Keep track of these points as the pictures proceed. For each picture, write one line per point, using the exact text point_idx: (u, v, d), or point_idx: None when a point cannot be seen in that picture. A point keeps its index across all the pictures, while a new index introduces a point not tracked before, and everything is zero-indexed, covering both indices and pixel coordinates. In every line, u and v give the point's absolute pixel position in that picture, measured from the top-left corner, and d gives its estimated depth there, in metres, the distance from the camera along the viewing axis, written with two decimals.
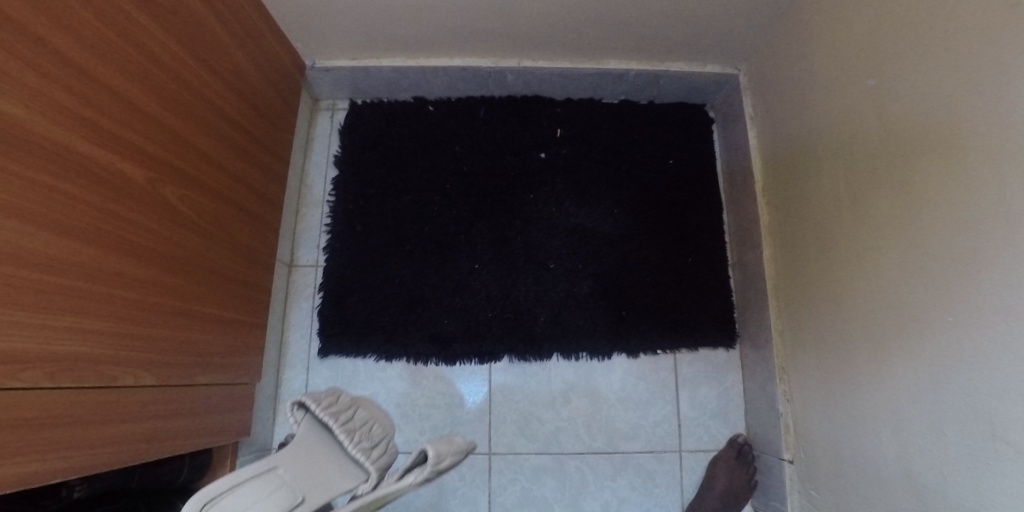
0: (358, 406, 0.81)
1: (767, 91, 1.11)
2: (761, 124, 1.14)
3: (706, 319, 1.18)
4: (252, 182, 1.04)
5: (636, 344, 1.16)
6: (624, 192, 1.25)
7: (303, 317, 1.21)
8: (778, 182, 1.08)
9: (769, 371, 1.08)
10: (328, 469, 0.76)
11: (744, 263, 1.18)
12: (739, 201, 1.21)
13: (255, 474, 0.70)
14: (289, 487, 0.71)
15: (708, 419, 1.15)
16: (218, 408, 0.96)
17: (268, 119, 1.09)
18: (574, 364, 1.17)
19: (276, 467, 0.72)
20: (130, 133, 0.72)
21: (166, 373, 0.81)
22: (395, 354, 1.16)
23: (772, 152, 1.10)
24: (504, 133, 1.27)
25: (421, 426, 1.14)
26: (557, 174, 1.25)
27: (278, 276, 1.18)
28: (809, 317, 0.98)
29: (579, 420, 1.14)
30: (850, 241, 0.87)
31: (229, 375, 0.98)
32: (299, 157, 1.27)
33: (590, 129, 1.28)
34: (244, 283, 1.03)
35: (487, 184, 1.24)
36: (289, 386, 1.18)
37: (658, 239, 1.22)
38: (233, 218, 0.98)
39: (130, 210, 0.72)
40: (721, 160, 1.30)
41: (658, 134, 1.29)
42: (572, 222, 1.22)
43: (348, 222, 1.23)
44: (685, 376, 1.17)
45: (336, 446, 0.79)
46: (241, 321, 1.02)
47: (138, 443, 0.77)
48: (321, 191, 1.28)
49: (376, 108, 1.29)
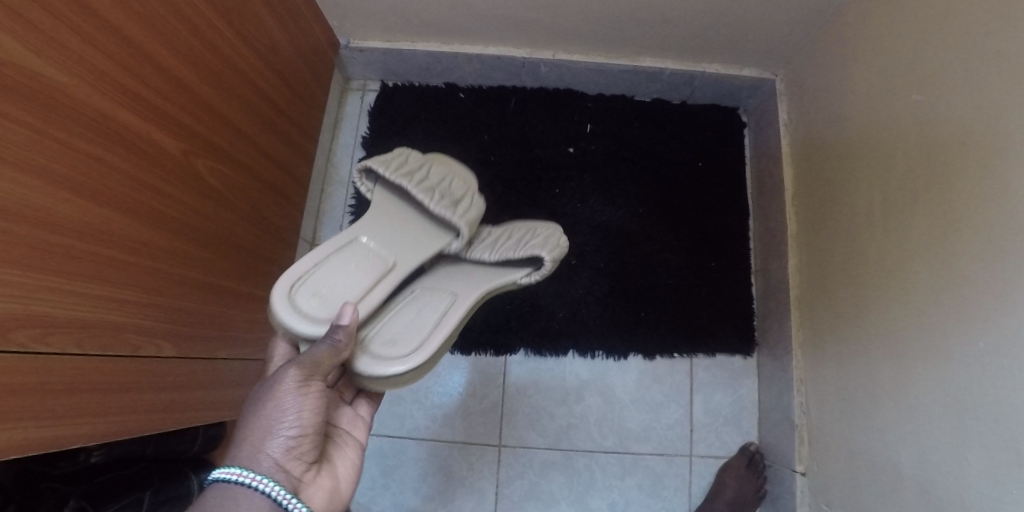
0: (432, 165, 0.89)
1: (804, 98, 1.09)
2: (795, 132, 1.12)
3: (726, 325, 1.17)
4: (281, 159, 1.04)
5: (653, 346, 1.16)
6: (651, 193, 1.23)
7: None
8: (808, 191, 1.06)
9: (787, 381, 1.07)
10: (415, 226, 0.83)
11: (768, 271, 1.17)
12: (767, 208, 1.19)
13: (343, 246, 0.75)
14: (378, 251, 0.77)
15: (720, 426, 1.15)
16: (236, 382, 0.97)
17: (299, 97, 1.09)
18: (589, 362, 1.17)
19: (359, 238, 0.77)
20: (166, 102, 0.72)
21: (188, 345, 0.82)
22: None
23: (805, 160, 1.08)
24: (533, 125, 1.25)
25: (433, 413, 1.14)
26: (584, 170, 1.24)
27: (299, 254, 1.18)
28: (831, 330, 0.96)
29: (591, 418, 1.14)
30: (878, 256, 0.85)
31: (247, 351, 0.99)
32: (327, 136, 1.27)
33: (620, 126, 1.26)
34: (269, 260, 1.03)
35: (513, 175, 1.23)
36: None
37: (682, 242, 1.21)
38: (260, 194, 0.97)
39: (163, 180, 0.72)
40: (751, 166, 1.28)
41: (689, 136, 1.27)
42: (597, 219, 1.21)
43: (372, 205, 1.22)
44: (701, 381, 1.16)
45: (413, 205, 0.86)
46: (263, 297, 1.02)
47: (157, 413, 0.77)
48: (347, 172, 1.27)
49: (406, 92, 1.28)
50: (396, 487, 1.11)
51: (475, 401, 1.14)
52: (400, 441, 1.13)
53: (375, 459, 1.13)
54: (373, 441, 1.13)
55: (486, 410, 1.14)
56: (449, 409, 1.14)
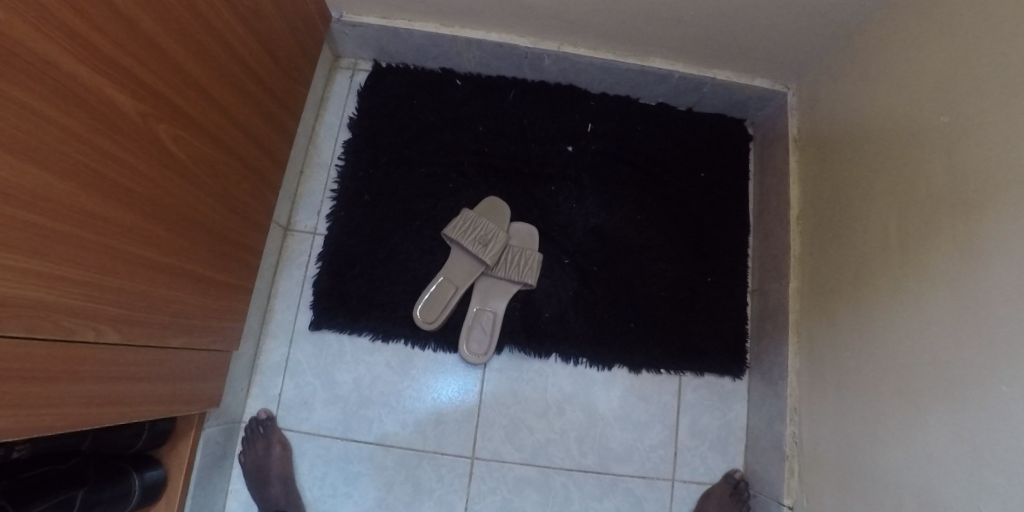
0: (476, 217, 1.09)
1: (818, 115, 1.04)
2: (805, 150, 1.07)
3: (718, 345, 1.12)
4: (256, 133, 0.95)
5: (640, 359, 1.09)
6: (649, 199, 1.17)
7: (292, 286, 1.12)
8: (816, 213, 1.01)
9: (780, 408, 1.02)
10: (456, 259, 1.08)
11: (765, 291, 1.12)
12: (769, 226, 1.14)
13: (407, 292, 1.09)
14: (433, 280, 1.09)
15: (706, 450, 1.09)
16: (190, 375, 0.88)
17: (282, 69, 1.00)
18: (572, 368, 1.09)
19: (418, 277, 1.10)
20: (125, 56, 0.63)
21: (133, 331, 0.72)
22: (394, 335, 1.08)
23: (814, 180, 1.03)
24: (532, 120, 1.19)
25: (404, 418, 1.06)
26: (583, 171, 1.17)
27: (272, 238, 1.09)
28: (833, 360, 0.91)
29: (572, 434, 1.07)
30: (890, 285, 0.80)
31: (205, 341, 0.90)
32: (311, 115, 1.18)
33: (623, 128, 1.20)
34: (236, 243, 0.94)
35: (508, 171, 1.16)
36: (268, 358, 1.09)
37: (679, 253, 1.15)
38: (231, 170, 0.89)
39: (115, 143, 0.63)
40: (754, 180, 1.23)
41: (692, 144, 1.21)
42: (592, 222, 1.15)
43: (355, 190, 1.14)
44: (688, 402, 1.10)
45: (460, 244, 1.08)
46: (228, 283, 0.93)
47: (90, 407, 0.68)
48: (329, 154, 1.19)
49: (400, 74, 1.20)
50: (358, 495, 1.04)
51: (450, 409, 1.07)
52: (367, 447, 1.05)
53: (339, 465, 1.05)
54: (337, 445, 1.05)
55: (461, 418, 1.06)
56: (421, 416, 1.06)
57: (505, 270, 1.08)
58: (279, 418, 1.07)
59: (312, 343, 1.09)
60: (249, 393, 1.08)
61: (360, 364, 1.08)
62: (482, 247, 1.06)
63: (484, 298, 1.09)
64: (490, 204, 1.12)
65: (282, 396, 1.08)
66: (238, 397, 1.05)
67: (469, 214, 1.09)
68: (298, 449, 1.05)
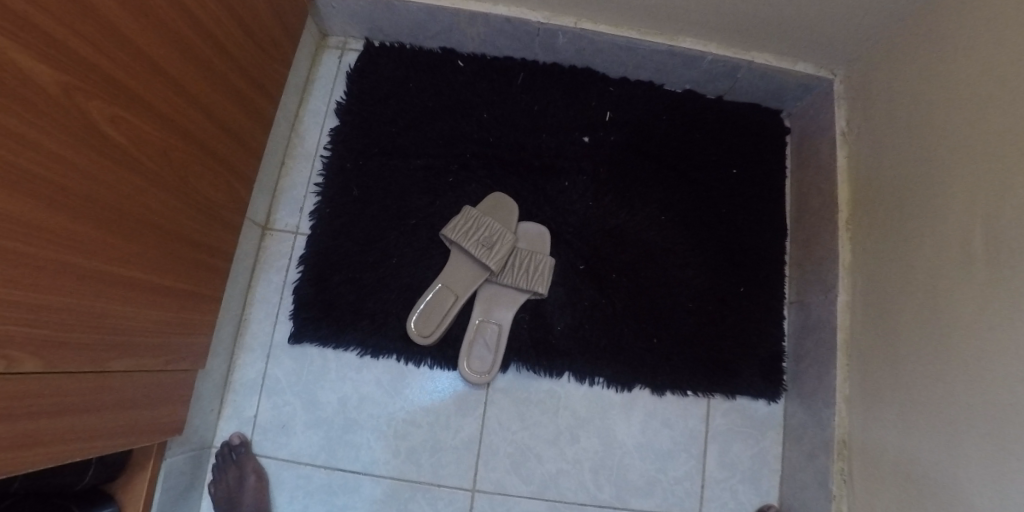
0: (480, 216, 0.96)
1: (876, 104, 0.90)
2: (858, 145, 0.94)
3: (751, 364, 0.99)
4: (225, 117, 0.82)
5: (664, 379, 0.97)
6: (675, 197, 1.04)
7: (270, 293, 0.99)
8: (874, 217, 0.88)
9: (826, 440, 0.89)
10: (456, 264, 0.96)
11: (807, 304, 0.99)
12: (811, 230, 1.01)
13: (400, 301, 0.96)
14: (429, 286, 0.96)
15: (736, 483, 0.97)
16: (144, 400, 0.75)
17: (257, 43, 0.86)
18: (587, 389, 0.97)
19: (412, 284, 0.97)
20: (42, 14, 0.49)
21: (61, 356, 0.59)
22: (385, 351, 0.95)
23: (870, 179, 0.90)
24: (543, 107, 1.05)
25: (396, 445, 0.93)
26: (600, 164, 1.04)
27: (246, 238, 0.96)
28: (895, 389, 0.79)
29: (586, 465, 0.94)
30: (974, 305, 0.67)
31: (160, 361, 0.76)
32: (293, 100, 1.05)
33: (645, 117, 1.06)
34: (200, 245, 0.81)
35: (515, 164, 1.03)
36: (243, 374, 0.96)
37: (708, 260, 1.02)
38: (192, 161, 0.75)
39: (33, 126, 0.50)
40: (791, 179, 1.09)
41: (723, 137, 1.08)
42: (610, 222, 1.02)
43: (343, 183, 1.01)
44: (717, 429, 0.98)
45: (460, 247, 0.96)
46: (191, 292, 0.80)
47: (8, 452, 0.54)
48: (314, 144, 1.06)
49: (395, 54, 1.07)
50: None
51: (449, 434, 0.94)
52: (354, 477, 0.92)
53: (322, 497, 0.92)
54: (320, 475, 0.93)
55: (461, 446, 0.94)
56: (415, 443, 0.94)
57: (512, 277, 0.95)
58: (254, 443, 0.94)
59: (293, 358, 0.96)
60: (220, 414, 0.95)
61: (346, 382, 0.95)
62: (485, 250, 0.94)
63: (487, 308, 0.96)
64: (495, 201, 0.99)
65: (257, 418, 0.95)
66: (207, 419, 0.93)
67: (472, 212, 0.96)
68: (275, 479, 0.93)
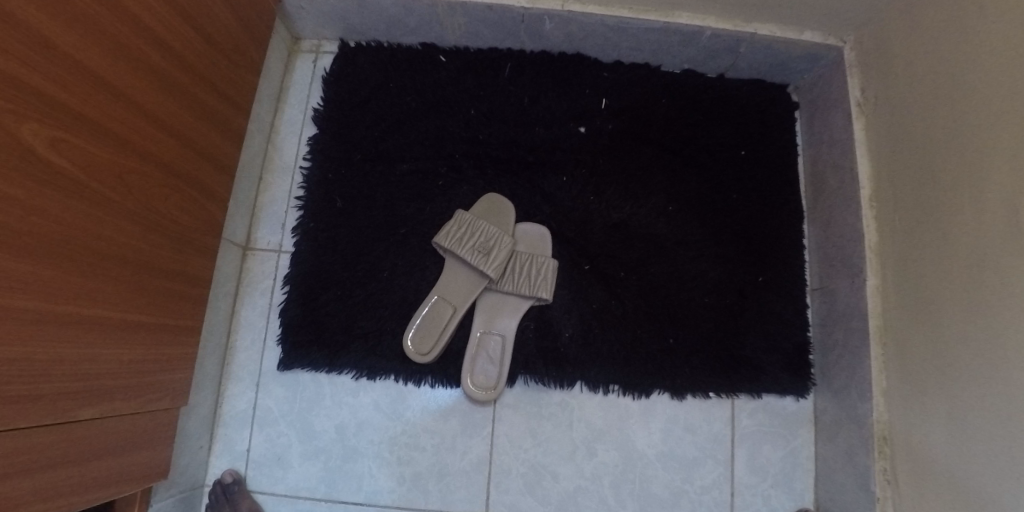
0: (474, 220, 0.89)
1: (895, 70, 0.83)
2: (877, 115, 0.87)
3: (776, 359, 0.92)
4: (189, 133, 0.75)
5: (684, 382, 0.90)
6: (682, 185, 0.97)
7: (256, 318, 0.92)
8: (902, 192, 0.81)
9: (865, 438, 0.82)
10: (452, 273, 0.89)
11: (832, 291, 0.92)
12: (831, 211, 0.94)
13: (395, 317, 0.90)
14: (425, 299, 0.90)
15: (769, 488, 0.90)
16: (123, 447, 0.69)
17: (219, 51, 0.80)
18: (602, 398, 0.90)
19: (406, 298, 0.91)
20: None
21: (20, 412, 0.52)
22: (381, 372, 0.88)
23: (894, 151, 0.83)
24: (534, 99, 0.98)
25: (400, 472, 0.87)
26: (599, 155, 0.97)
27: (224, 261, 0.89)
28: (939, 380, 0.72)
29: (606, 480, 0.88)
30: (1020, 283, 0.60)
31: (136, 404, 0.70)
32: (267, 110, 0.98)
33: (644, 102, 0.99)
34: (172, 274, 0.74)
35: (509, 162, 0.96)
36: (232, 406, 0.90)
37: (722, 250, 0.95)
38: (155, 183, 0.69)
39: None
40: (803, 157, 1.02)
41: (729, 117, 1.01)
42: (614, 216, 0.95)
43: (325, 195, 0.94)
44: (744, 431, 0.91)
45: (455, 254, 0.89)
46: (165, 325, 0.74)
47: None
48: (292, 155, 0.99)
49: (372, 54, 1.00)
50: None
51: (457, 457, 0.87)
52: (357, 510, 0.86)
53: None
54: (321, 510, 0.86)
55: (470, 468, 0.87)
56: (421, 468, 0.87)
57: (513, 284, 0.88)
58: (249, 480, 0.88)
59: (284, 386, 0.90)
60: (211, 450, 0.89)
61: (343, 408, 0.89)
62: (482, 257, 0.87)
63: (489, 319, 0.89)
64: (489, 203, 0.92)
65: (251, 452, 0.89)
66: (196, 458, 0.86)
67: (465, 216, 0.89)
68: None
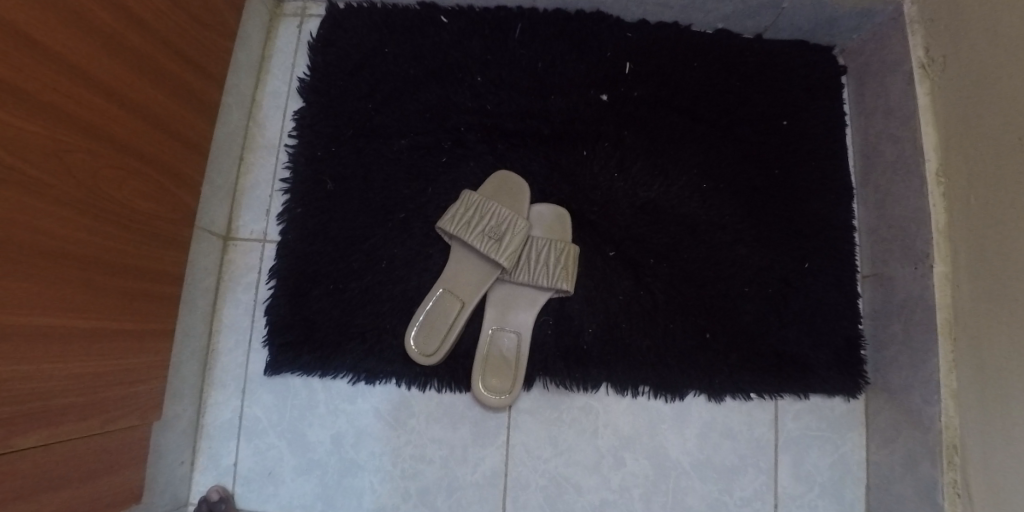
0: (485, 202, 0.78)
1: (969, 21, 0.71)
2: (945, 76, 0.75)
3: (824, 355, 0.82)
4: (147, 105, 0.64)
5: (722, 381, 0.80)
6: (717, 160, 0.86)
7: (240, 316, 0.82)
8: (979, 164, 0.70)
9: (931, 444, 0.73)
10: (460, 262, 0.79)
11: (890, 279, 0.81)
12: (888, 188, 0.83)
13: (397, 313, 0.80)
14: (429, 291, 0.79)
15: (816, 498, 0.80)
16: (84, 473, 0.59)
17: (183, 9, 0.68)
18: (630, 402, 0.80)
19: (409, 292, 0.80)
20: None
21: None
22: (382, 375, 0.79)
23: (969, 117, 0.71)
24: (548, 64, 0.87)
25: (405, 488, 0.78)
26: (624, 126, 0.86)
27: (201, 254, 0.79)
28: (1014, 383, 0.62)
29: (635, 492, 0.78)
30: None
31: (93, 424, 0.60)
32: (247, 81, 0.86)
33: (674, 66, 0.88)
34: (134, 271, 0.64)
35: (521, 136, 0.85)
36: (216, 416, 0.80)
37: (763, 233, 0.85)
38: (108, 166, 0.58)
39: None
40: (853, 127, 0.91)
41: (768, 83, 0.89)
42: (642, 196, 0.84)
43: (315, 176, 0.84)
44: (788, 436, 0.81)
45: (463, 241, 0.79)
46: (128, 331, 0.64)
47: None
48: (277, 132, 0.87)
49: (364, 15, 0.88)
50: None
51: (468, 470, 0.78)
52: None
53: None
54: None
55: (483, 482, 0.78)
56: (428, 483, 0.78)
57: (528, 274, 0.78)
58: (237, 497, 0.79)
59: (274, 392, 0.80)
60: (193, 465, 0.80)
61: (339, 417, 0.79)
62: (494, 243, 0.77)
63: (502, 314, 0.79)
64: (500, 182, 0.81)
65: (238, 466, 0.79)
66: (177, 475, 0.77)
67: (474, 198, 0.78)
68: None
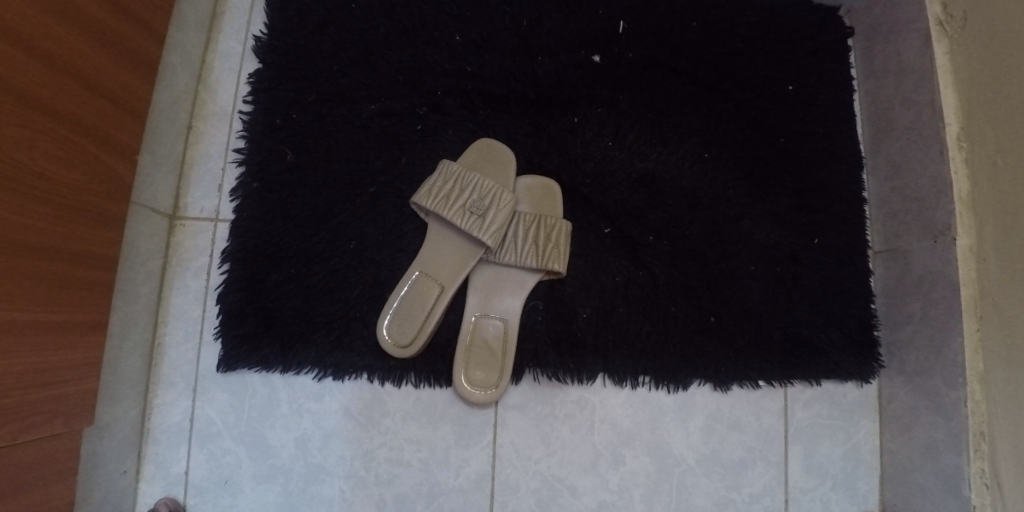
0: (467, 173, 0.70)
1: None
2: (965, 31, 0.69)
3: (836, 338, 0.76)
4: (63, 53, 0.54)
5: (728, 368, 0.73)
6: (719, 128, 0.79)
7: (189, 305, 0.73)
8: (1005, 125, 0.63)
9: (955, 433, 0.67)
10: (439, 241, 0.71)
11: (905, 256, 0.75)
12: (902, 156, 0.76)
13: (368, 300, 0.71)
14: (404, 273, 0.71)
15: (830, 493, 0.74)
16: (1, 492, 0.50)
17: None
18: (629, 393, 0.73)
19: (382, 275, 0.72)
20: None
21: None
22: (352, 370, 0.70)
23: (995, 73, 0.65)
24: (533, 22, 0.78)
25: (380, 494, 0.69)
26: (618, 90, 0.78)
27: (141, 234, 0.69)
28: None
29: (636, 492, 0.71)
30: None
31: (2, 435, 0.49)
32: (194, 38, 0.76)
33: (671, 25, 0.80)
34: (52, 253, 0.54)
35: (505, 102, 0.76)
36: (163, 419, 0.71)
37: (769, 206, 0.78)
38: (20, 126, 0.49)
39: None
40: (861, 93, 0.84)
41: (772, 45, 0.82)
42: (639, 167, 0.76)
43: (272, 147, 0.74)
44: (798, 426, 0.75)
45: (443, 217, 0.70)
46: (48, 324, 0.54)
47: None
48: (229, 97, 0.77)
49: None
50: None
51: (451, 473, 0.70)
52: None
53: None
54: None
55: (468, 486, 0.70)
56: (406, 487, 0.70)
57: (516, 253, 0.70)
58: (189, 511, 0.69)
59: (229, 391, 0.71)
60: (139, 474, 0.70)
61: (303, 416, 0.71)
62: (477, 219, 0.68)
63: (486, 299, 0.71)
64: (483, 151, 0.73)
65: (190, 475, 0.70)
66: (119, 487, 0.67)
67: (453, 169, 0.70)
68: None
